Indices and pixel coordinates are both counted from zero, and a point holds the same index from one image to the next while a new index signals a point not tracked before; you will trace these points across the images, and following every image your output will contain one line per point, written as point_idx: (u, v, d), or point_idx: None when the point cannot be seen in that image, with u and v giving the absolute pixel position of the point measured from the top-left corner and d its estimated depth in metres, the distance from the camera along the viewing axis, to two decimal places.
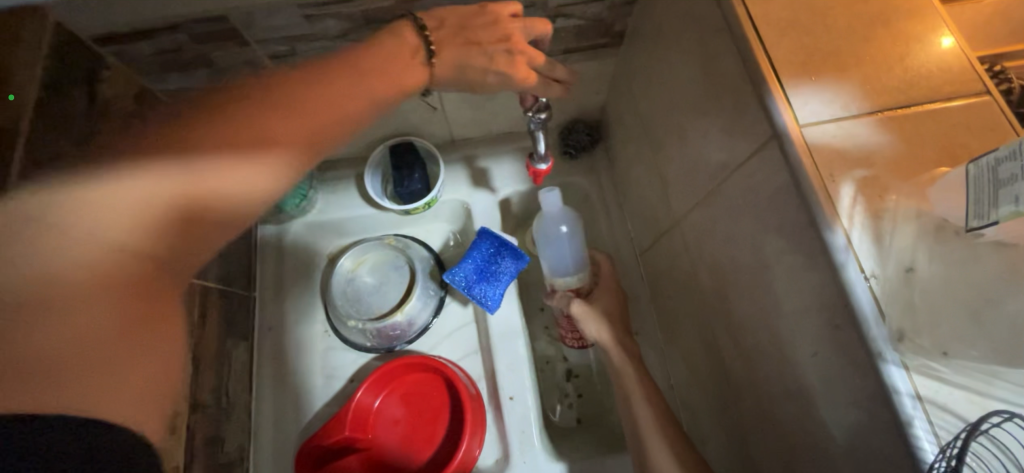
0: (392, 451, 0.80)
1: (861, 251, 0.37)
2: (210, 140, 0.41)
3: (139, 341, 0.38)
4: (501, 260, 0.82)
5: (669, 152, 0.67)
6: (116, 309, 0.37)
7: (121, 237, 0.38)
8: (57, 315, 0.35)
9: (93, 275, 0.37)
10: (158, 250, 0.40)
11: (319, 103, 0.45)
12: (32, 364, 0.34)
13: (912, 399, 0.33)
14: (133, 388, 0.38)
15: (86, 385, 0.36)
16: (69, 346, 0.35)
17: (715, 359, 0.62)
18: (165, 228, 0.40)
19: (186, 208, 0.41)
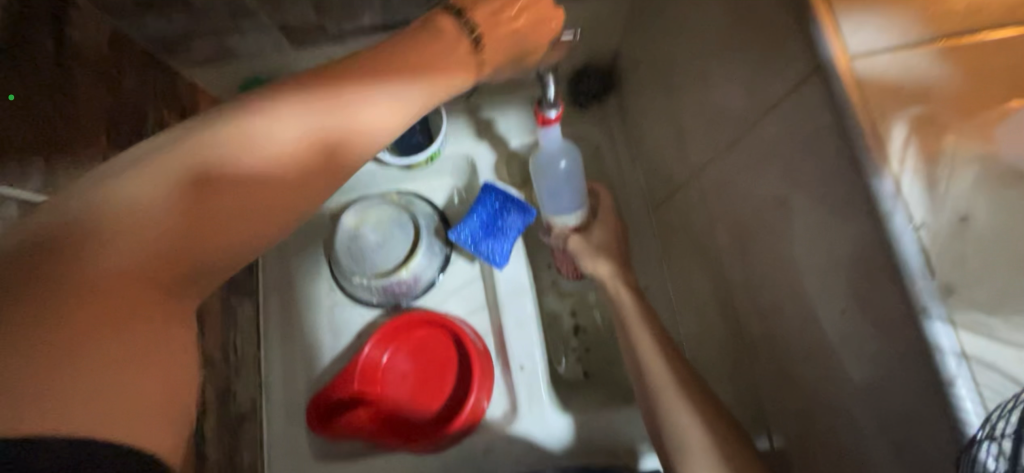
0: (400, 406, 0.80)
1: (912, 198, 0.33)
2: (240, 130, 0.37)
3: (146, 349, 0.33)
4: (507, 215, 0.79)
5: (687, 96, 0.62)
6: (129, 311, 0.32)
7: (142, 231, 0.33)
8: (54, 311, 0.30)
9: (107, 269, 0.32)
10: (177, 248, 0.34)
11: (344, 100, 0.40)
12: (19, 369, 0.29)
13: (956, 357, 0.31)
14: (129, 406, 0.31)
15: (76, 398, 0.30)
16: (70, 349, 0.30)
17: (729, 316, 0.60)
18: (186, 225, 0.34)
19: (211, 204, 0.35)
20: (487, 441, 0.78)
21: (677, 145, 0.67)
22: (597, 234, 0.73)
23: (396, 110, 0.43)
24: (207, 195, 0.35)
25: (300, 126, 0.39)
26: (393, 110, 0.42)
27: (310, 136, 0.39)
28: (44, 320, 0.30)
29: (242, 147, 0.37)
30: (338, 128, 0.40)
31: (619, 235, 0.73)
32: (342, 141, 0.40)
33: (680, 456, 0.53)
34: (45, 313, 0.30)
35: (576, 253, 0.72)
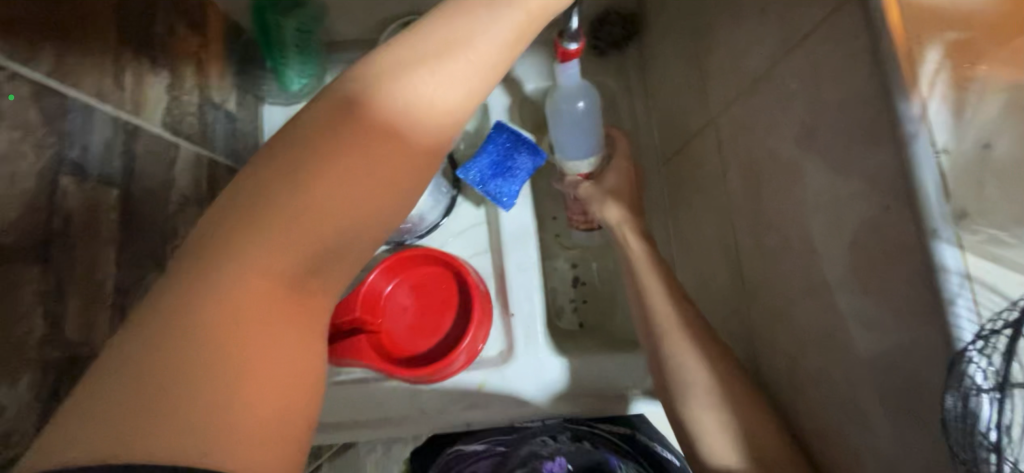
0: (399, 337, 0.81)
1: (936, 123, 0.33)
2: (350, 124, 0.35)
3: (280, 349, 0.32)
4: (517, 156, 0.79)
5: (714, 37, 0.60)
6: (266, 316, 0.32)
7: (283, 236, 0.33)
8: (176, 328, 0.30)
9: (229, 278, 0.32)
10: (296, 248, 0.34)
11: (422, 73, 0.37)
12: (161, 387, 0.28)
13: (960, 278, 0.32)
14: (271, 406, 0.31)
15: (247, 392, 0.30)
16: (238, 352, 0.31)
17: (732, 263, 0.61)
18: (294, 229, 0.33)
19: (322, 203, 0.34)
20: (483, 375, 0.78)
21: (697, 92, 0.65)
22: (612, 179, 0.71)
23: (477, 81, 0.39)
24: (299, 200, 0.34)
25: (383, 110, 0.36)
26: (469, 85, 0.39)
27: (389, 121, 0.36)
28: (170, 336, 0.30)
29: (330, 146, 0.35)
30: (422, 106, 0.37)
31: (632, 180, 0.73)
32: (425, 120, 0.37)
33: (680, 392, 0.55)
34: (174, 328, 0.30)
35: (587, 199, 0.72)
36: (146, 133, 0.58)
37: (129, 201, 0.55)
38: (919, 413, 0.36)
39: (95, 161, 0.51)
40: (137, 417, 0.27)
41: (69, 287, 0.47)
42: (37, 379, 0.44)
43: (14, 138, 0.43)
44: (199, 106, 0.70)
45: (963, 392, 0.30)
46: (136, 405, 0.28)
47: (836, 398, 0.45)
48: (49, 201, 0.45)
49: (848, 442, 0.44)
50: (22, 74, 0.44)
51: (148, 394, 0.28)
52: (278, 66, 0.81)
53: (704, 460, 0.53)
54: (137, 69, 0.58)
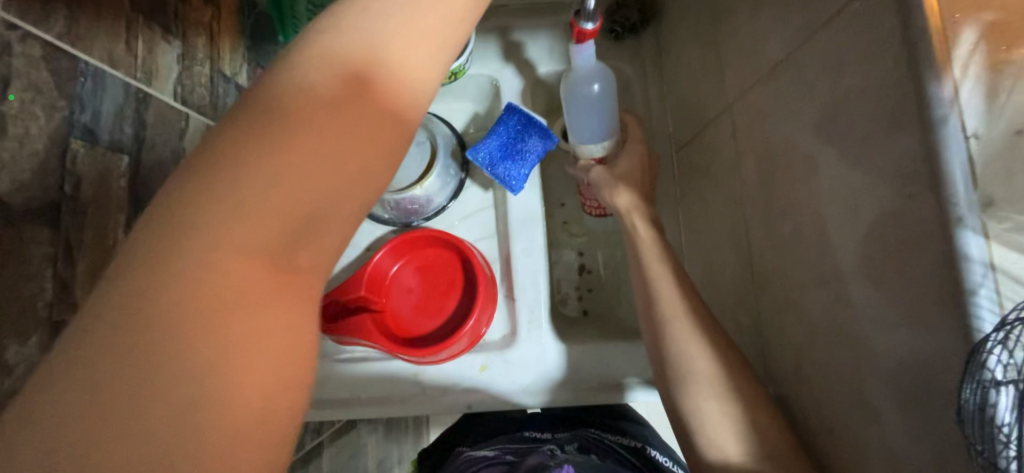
0: (404, 318, 0.81)
1: (968, 106, 0.32)
2: (331, 82, 0.30)
3: (262, 341, 0.26)
4: (528, 139, 0.78)
5: (734, 20, 0.58)
6: (242, 301, 0.26)
7: (262, 201, 0.27)
8: (135, 314, 0.24)
9: (193, 246, 0.26)
10: (277, 219, 0.27)
11: (397, 28, 0.31)
12: (114, 376, 0.23)
13: (983, 267, 0.31)
14: (246, 410, 0.25)
15: (221, 390, 0.25)
16: (209, 346, 0.25)
17: (743, 253, 0.60)
18: (276, 194, 0.27)
19: (309, 166, 0.28)
20: (485, 358, 0.78)
21: (714, 78, 0.64)
22: (624, 165, 0.70)
23: (446, 43, 0.33)
24: (283, 162, 0.28)
25: (359, 69, 0.30)
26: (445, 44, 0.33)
27: (363, 81, 0.30)
28: (128, 325, 0.24)
29: (316, 101, 0.29)
30: (398, 70, 0.31)
31: (645, 167, 0.72)
32: (394, 87, 0.31)
33: (681, 384, 0.55)
34: (134, 304, 0.25)
35: (597, 184, 0.71)
36: (156, 101, 0.58)
37: (138, 169, 0.55)
38: (931, 407, 0.36)
39: (105, 126, 0.51)
40: (95, 421, 0.23)
41: (79, 251, 0.47)
42: (45, 340, 0.44)
43: (25, 98, 0.43)
44: (210, 78, 0.70)
45: (981, 383, 0.30)
46: (90, 408, 0.23)
47: (846, 391, 0.44)
48: (60, 164, 0.45)
49: (856, 436, 0.44)
50: (34, 35, 0.44)
51: (102, 393, 0.23)
52: (291, 40, 0.78)
53: (702, 451, 0.52)
54: (148, 36, 0.58)
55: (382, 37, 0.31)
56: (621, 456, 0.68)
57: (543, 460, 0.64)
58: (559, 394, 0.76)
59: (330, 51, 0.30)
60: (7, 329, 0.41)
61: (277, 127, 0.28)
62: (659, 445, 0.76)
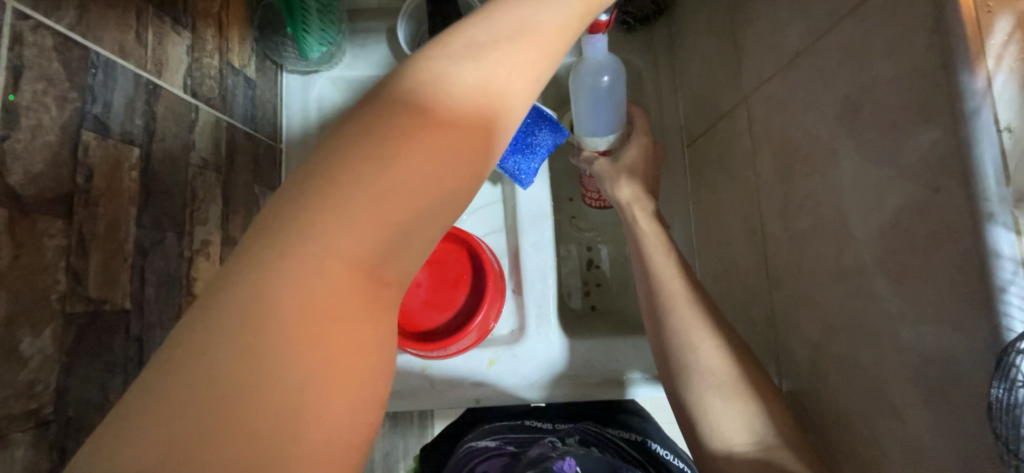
0: (413, 313, 0.79)
1: (1002, 99, 0.31)
2: (428, 94, 0.29)
3: (356, 350, 0.26)
4: (537, 132, 0.77)
5: (754, 10, 0.57)
6: (337, 312, 0.25)
7: (364, 213, 0.26)
8: (239, 318, 0.24)
9: (298, 253, 0.25)
10: (375, 231, 0.26)
11: (496, 50, 0.30)
12: (216, 379, 0.23)
13: (1014, 265, 0.31)
14: (337, 423, 0.25)
15: (317, 401, 0.24)
16: (307, 355, 0.24)
17: (757, 248, 0.59)
18: (379, 205, 0.26)
19: (405, 177, 0.27)
20: (493, 353, 0.78)
21: (730, 70, 0.62)
22: (630, 155, 0.69)
23: (543, 66, 0.31)
24: (389, 170, 0.26)
25: (454, 82, 0.29)
26: (543, 67, 0.32)
27: (456, 96, 0.29)
28: (232, 328, 0.24)
29: (415, 113, 0.28)
30: (494, 86, 0.30)
31: (651, 158, 0.70)
32: (486, 104, 0.29)
33: (684, 377, 0.54)
34: (238, 308, 0.24)
35: (601, 176, 0.70)
36: (167, 93, 0.58)
37: (148, 161, 0.54)
38: (956, 404, 0.35)
39: (117, 118, 0.50)
40: (201, 420, 0.22)
41: (92, 241, 0.47)
42: (58, 334, 0.44)
43: (38, 89, 0.42)
44: (219, 70, 0.69)
45: (1008, 383, 0.30)
46: (195, 404, 0.23)
47: (865, 388, 0.44)
48: (71, 155, 0.45)
49: (874, 433, 0.43)
50: (44, 25, 0.43)
51: (207, 396, 0.23)
52: (298, 32, 0.78)
53: (705, 441, 0.52)
54: (158, 26, 0.58)
55: (492, 56, 0.30)
56: (624, 449, 0.68)
57: (544, 451, 0.63)
58: (564, 390, 0.76)
59: (439, 63, 0.29)
60: (23, 319, 0.41)
61: (382, 135, 0.27)
62: (661, 439, 0.75)
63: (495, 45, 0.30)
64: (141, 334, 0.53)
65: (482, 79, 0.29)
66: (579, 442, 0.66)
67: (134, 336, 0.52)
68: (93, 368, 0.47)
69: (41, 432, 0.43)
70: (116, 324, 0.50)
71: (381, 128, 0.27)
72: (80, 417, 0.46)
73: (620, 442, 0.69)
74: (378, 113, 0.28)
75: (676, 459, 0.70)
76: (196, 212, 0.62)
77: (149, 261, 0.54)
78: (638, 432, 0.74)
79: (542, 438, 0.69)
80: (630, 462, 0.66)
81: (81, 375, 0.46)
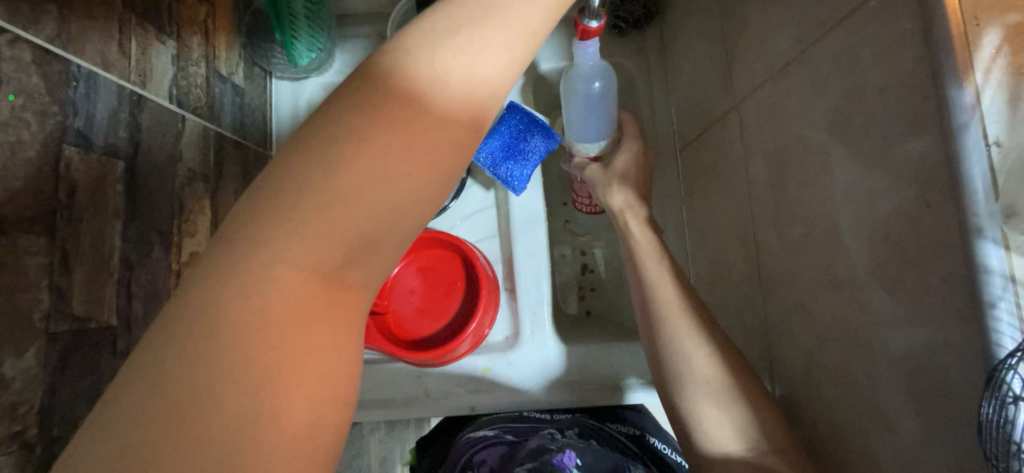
0: (406, 321, 0.78)
1: (990, 113, 0.32)
2: (385, 89, 0.27)
3: (313, 358, 0.25)
4: (530, 138, 0.76)
5: (745, 16, 0.57)
6: (294, 317, 0.25)
7: (318, 215, 0.25)
8: (197, 324, 0.24)
9: (256, 260, 0.25)
10: (331, 234, 0.26)
11: (457, 36, 0.28)
12: (172, 387, 0.23)
13: (1003, 280, 0.31)
14: (296, 429, 0.24)
15: (273, 406, 0.24)
16: (263, 361, 0.24)
17: (750, 254, 0.59)
18: (338, 209, 0.25)
19: (361, 178, 0.26)
20: (487, 360, 0.78)
21: (721, 76, 0.62)
22: (622, 161, 0.69)
23: (517, 59, 0.30)
24: (349, 173, 0.26)
25: (412, 75, 0.28)
26: (512, 55, 0.30)
27: (416, 89, 0.28)
28: (188, 335, 0.24)
29: (371, 109, 0.27)
30: (455, 76, 0.28)
31: (643, 162, 0.70)
32: (454, 100, 0.28)
33: (679, 384, 0.54)
34: (197, 315, 0.24)
35: (593, 182, 0.69)
36: (152, 104, 0.57)
37: (133, 175, 0.53)
38: (947, 416, 0.35)
39: (99, 131, 0.49)
40: (154, 429, 0.22)
41: (75, 258, 0.46)
42: (41, 353, 0.43)
43: (17, 104, 0.42)
44: (206, 78, 0.68)
45: (999, 400, 0.30)
46: (149, 413, 0.22)
47: (859, 399, 0.44)
48: (53, 170, 0.44)
49: (867, 443, 0.43)
50: (23, 39, 0.42)
51: (163, 403, 0.23)
52: (287, 38, 0.76)
53: (700, 447, 0.52)
54: (142, 36, 0.57)
55: (460, 49, 0.28)
56: (621, 444, 0.68)
57: (544, 443, 0.64)
58: (561, 396, 0.75)
59: (404, 60, 0.28)
60: (5, 341, 0.40)
61: (343, 138, 0.26)
62: (657, 431, 0.75)
63: (463, 36, 0.29)
64: (128, 349, 0.52)
65: (447, 77, 0.28)
66: (579, 436, 0.67)
67: (122, 352, 0.52)
68: (80, 387, 0.47)
69: (25, 454, 0.42)
70: (102, 341, 0.49)
71: (343, 131, 0.26)
72: (66, 437, 0.45)
73: (618, 436, 0.69)
74: (342, 115, 0.27)
75: (673, 454, 0.71)
76: (184, 223, 0.61)
77: (136, 275, 0.53)
78: (635, 425, 0.74)
79: (542, 429, 0.69)
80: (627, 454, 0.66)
81: (67, 395, 0.45)
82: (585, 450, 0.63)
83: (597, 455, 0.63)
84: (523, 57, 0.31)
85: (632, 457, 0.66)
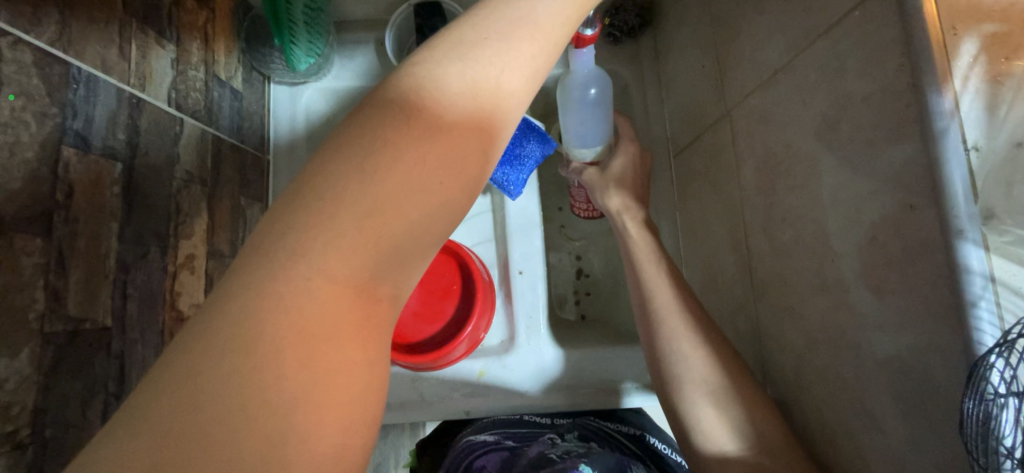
0: (404, 324, 0.78)
1: (967, 119, 0.33)
2: (419, 102, 0.29)
3: (342, 370, 0.25)
4: (526, 144, 0.77)
5: (735, 26, 0.58)
6: (329, 332, 0.26)
7: (355, 227, 0.26)
8: (228, 338, 0.24)
9: (286, 274, 0.25)
10: (365, 246, 0.26)
11: (484, 49, 0.31)
12: (201, 400, 0.23)
13: (983, 280, 0.32)
14: (325, 442, 0.24)
15: (308, 422, 0.24)
16: (298, 378, 0.24)
17: (741, 258, 0.60)
18: (368, 223, 0.26)
19: (396, 192, 0.27)
20: (483, 364, 0.77)
21: (713, 84, 0.64)
22: (618, 166, 0.70)
23: (529, 77, 0.32)
24: (379, 188, 0.27)
25: (441, 87, 0.29)
26: (523, 73, 0.32)
27: (444, 101, 0.29)
28: (222, 351, 0.24)
29: (403, 122, 0.28)
30: (483, 88, 0.30)
31: (640, 167, 0.71)
32: (474, 117, 0.30)
33: (678, 388, 0.54)
34: (227, 329, 0.24)
35: (591, 187, 0.70)
36: (151, 107, 0.58)
37: (130, 176, 0.54)
38: (932, 413, 0.36)
39: (98, 134, 0.50)
40: (183, 441, 0.22)
41: (71, 259, 0.46)
42: (37, 352, 0.43)
43: (17, 106, 0.42)
44: (205, 82, 0.69)
45: (981, 396, 0.30)
46: (179, 426, 0.23)
47: (848, 399, 0.44)
48: (52, 172, 0.44)
49: (856, 443, 0.44)
50: (25, 41, 0.43)
51: (194, 416, 0.23)
52: (286, 43, 0.77)
53: (697, 447, 0.52)
54: (142, 40, 0.58)
55: (476, 67, 0.30)
56: (621, 443, 0.69)
57: (544, 449, 0.62)
58: (558, 399, 0.75)
59: (423, 77, 0.30)
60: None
61: (370, 154, 0.27)
62: (655, 432, 0.76)
63: (480, 55, 0.30)
64: (122, 351, 0.52)
65: (465, 94, 0.30)
66: (579, 439, 0.67)
67: (116, 353, 0.51)
68: (72, 387, 0.46)
69: (18, 455, 0.41)
70: (97, 342, 0.49)
71: (370, 147, 0.27)
72: (58, 439, 0.45)
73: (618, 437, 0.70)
74: (366, 131, 0.28)
75: (672, 453, 0.71)
76: (181, 225, 0.62)
77: (132, 276, 0.53)
78: (635, 425, 0.75)
79: (543, 434, 0.69)
80: (629, 453, 0.67)
81: (58, 395, 0.45)
82: (587, 454, 0.60)
83: (597, 450, 0.62)
84: (541, 69, 0.33)
85: (634, 456, 0.67)
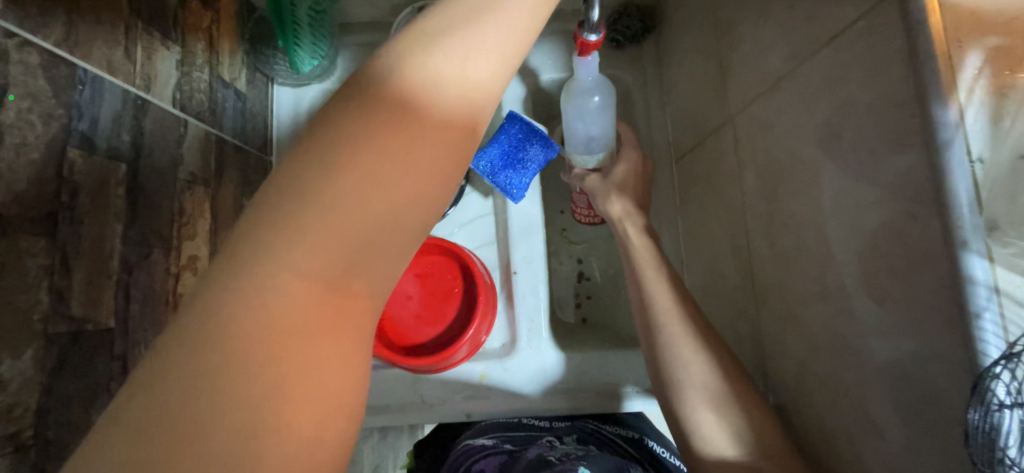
0: (405, 327, 0.78)
1: (973, 130, 0.33)
2: (388, 95, 0.28)
3: (313, 366, 0.25)
4: (529, 147, 0.77)
5: (739, 33, 0.58)
6: (297, 329, 0.25)
7: (321, 222, 0.26)
8: (200, 335, 0.24)
9: (254, 271, 0.25)
10: (332, 241, 0.26)
11: (453, 35, 0.29)
12: (176, 397, 0.23)
13: (988, 291, 0.32)
14: (299, 437, 0.24)
15: (278, 419, 0.24)
16: (269, 375, 0.24)
17: (743, 264, 0.60)
18: (335, 217, 0.26)
19: (365, 186, 0.26)
20: (483, 367, 0.77)
21: (716, 90, 0.64)
22: (620, 171, 0.70)
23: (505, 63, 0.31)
24: (346, 183, 0.26)
25: (409, 78, 0.28)
26: (496, 58, 0.30)
27: (413, 93, 0.28)
28: (195, 348, 0.24)
29: (371, 116, 0.28)
30: (451, 76, 0.29)
31: (642, 172, 0.71)
32: (444, 108, 0.29)
33: (677, 392, 0.55)
34: (200, 327, 0.24)
35: (593, 192, 0.71)
36: (155, 108, 0.58)
37: (135, 177, 0.54)
38: (934, 422, 0.36)
39: (103, 134, 0.50)
40: (158, 437, 0.23)
41: (75, 260, 0.46)
42: (38, 355, 0.43)
43: (23, 107, 0.42)
44: (209, 83, 0.69)
45: (985, 407, 0.31)
46: (155, 422, 0.23)
47: (850, 406, 0.44)
48: (56, 173, 0.44)
49: (858, 450, 0.44)
50: (31, 42, 0.43)
51: (170, 413, 0.23)
52: (290, 45, 0.77)
53: (697, 452, 0.53)
54: (147, 41, 0.58)
55: (444, 54, 0.29)
56: (620, 446, 0.69)
57: (544, 452, 0.62)
58: (558, 403, 0.75)
59: (391, 69, 0.29)
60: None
61: (338, 150, 0.27)
62: (655, 436, 0.76)
63: (447, 41, 0.29)
64: (124, 352, 0.52)
65: (434, 84, 0.29)
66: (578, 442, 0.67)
67: (118, 355, 0.51)
68: (75, 390, 0.46)
69: (18, 457, 0.41)
70: (98, 344, 0.49)
71: (338, 143, 0.27)
72: (60, 440, 0.45)
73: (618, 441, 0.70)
74: (333, 128, 0.27)
75: (672, 457, 0.72)
76: (184, 226, 0.62)
77: (134, 277, 0.53)
78: (635, 429, 0.76)
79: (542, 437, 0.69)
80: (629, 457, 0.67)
81: (59, 396, 0.45)
82: (586, 457, 0.60)
83: (597, 453, 0.62)
84: (518, 53, 0.32)
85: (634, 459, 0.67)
